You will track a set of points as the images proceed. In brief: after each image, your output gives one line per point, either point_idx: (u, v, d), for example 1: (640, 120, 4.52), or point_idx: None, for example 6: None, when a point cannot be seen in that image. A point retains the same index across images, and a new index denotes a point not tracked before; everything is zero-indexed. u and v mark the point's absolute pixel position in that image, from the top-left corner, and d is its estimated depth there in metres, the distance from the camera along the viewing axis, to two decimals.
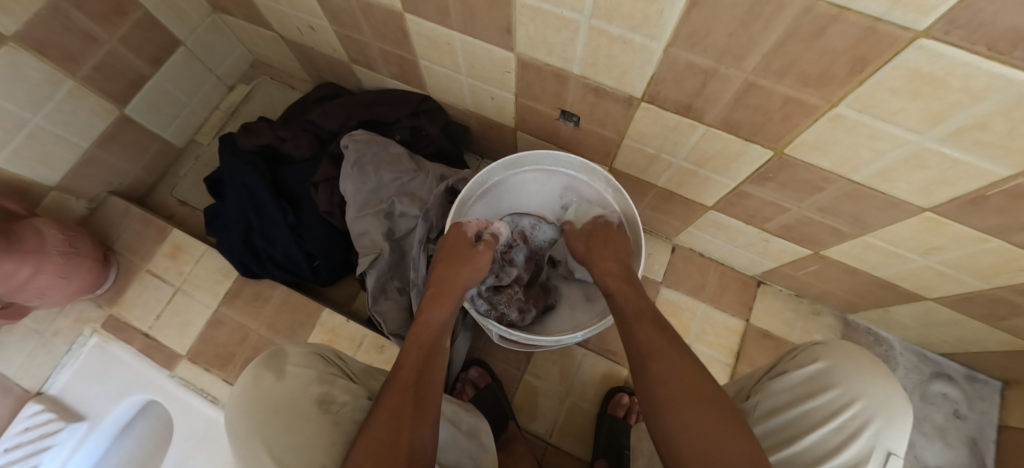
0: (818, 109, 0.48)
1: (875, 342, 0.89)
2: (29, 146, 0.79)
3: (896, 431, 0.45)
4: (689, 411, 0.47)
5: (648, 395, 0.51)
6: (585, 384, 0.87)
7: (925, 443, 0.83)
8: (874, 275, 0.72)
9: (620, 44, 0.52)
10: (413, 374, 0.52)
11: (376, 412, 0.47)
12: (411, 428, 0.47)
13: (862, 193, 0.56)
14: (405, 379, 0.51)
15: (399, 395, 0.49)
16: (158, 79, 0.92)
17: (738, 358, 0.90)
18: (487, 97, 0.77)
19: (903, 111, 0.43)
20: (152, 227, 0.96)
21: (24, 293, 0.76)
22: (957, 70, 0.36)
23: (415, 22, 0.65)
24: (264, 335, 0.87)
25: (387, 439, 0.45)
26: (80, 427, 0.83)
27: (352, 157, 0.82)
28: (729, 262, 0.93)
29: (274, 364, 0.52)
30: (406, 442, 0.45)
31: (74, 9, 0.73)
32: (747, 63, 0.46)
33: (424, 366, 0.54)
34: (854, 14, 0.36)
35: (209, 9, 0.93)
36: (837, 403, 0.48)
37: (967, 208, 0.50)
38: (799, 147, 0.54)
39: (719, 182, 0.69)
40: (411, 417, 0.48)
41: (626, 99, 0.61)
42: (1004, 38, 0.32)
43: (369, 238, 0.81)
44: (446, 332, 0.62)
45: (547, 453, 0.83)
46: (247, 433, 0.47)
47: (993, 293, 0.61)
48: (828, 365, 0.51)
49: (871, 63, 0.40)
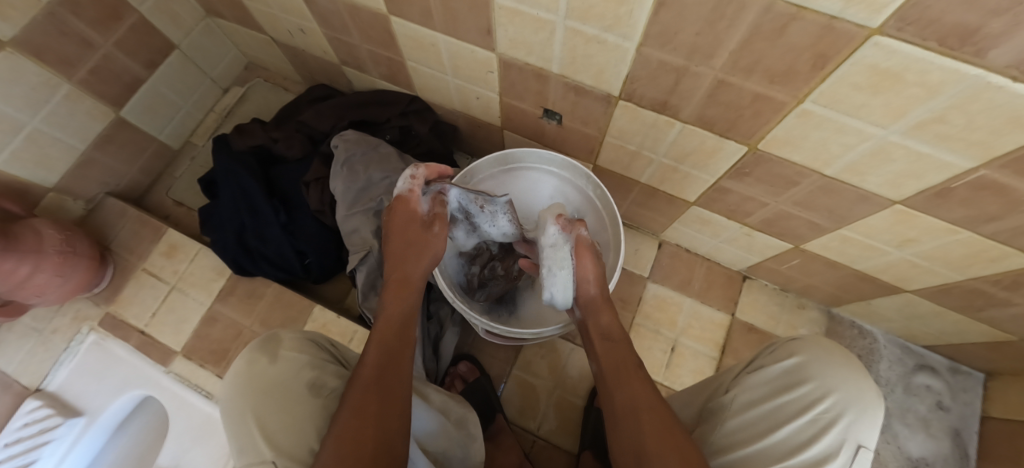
0: (786, 105, 0.49)
1: (860, 335, 0.90)
2: (27, 148, 0.81)
3: (867, 424, 0.47)
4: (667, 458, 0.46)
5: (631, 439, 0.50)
6: (574, 378, 0.88)
7: (908, 434, 0.84)
8: (854, 268, 0.73)
9: (596, 43, 0.53)
10: (377, 372, 0.51)
11: (343, 410, 0.47)
12: (377, 426, 0.46)
13: (834, 187, 0.58)
14: (365, 377, 0.50)
15: (362, 391, 0.49)
16: (153, 82, 0.94)
17: (724, 351, 0.91)
18: (473, 97, 0.79)
19: (866, 106, 0.44)
20: (148, 226, 0.98)
21: (23, 291, 0.78)
22: (912, 65, 0.38)
23: (401, 24, 0.67)
24: (257, 331, 0.89)
25: (353, 435, 0.45)
26: (78, 422, 0.85)
27: (342, 156, 0.84)
28: (715, 258, 0.95)
29: (268, 349, 0.54)
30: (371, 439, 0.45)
31: (70, 15, 0.75)
32: (716, 61, 0.48)
33: (385, 361, 0.53)
34: (812, 12, 0.37)
35: (203, 12, 0.95)
36: (811, 397, 0.49)
37: (934, 200, 0.51)
38: (772, 142, 0.55)
39: (700, 177, 0.70)
40: (374, 416, 0.47)
41: (605, 97, 0.63)
42: (953, 34, 0.34)
43: (358, 235, 0.83)
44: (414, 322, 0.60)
45: (536, 446, 0.84)
46: (241, 413, 0.49)
47: (968, 284, 0.63)
48: (803, 360, 0.52)
49: (831, 59, 0.41)
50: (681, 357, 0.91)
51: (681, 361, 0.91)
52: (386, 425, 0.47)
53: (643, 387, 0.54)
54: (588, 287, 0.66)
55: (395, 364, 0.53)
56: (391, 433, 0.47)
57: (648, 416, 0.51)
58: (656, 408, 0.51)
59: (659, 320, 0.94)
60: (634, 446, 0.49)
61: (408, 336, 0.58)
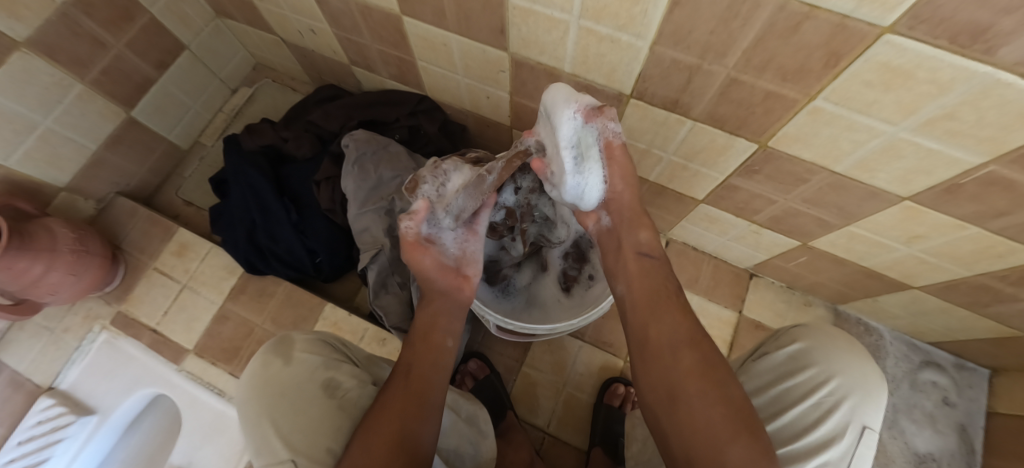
0: (798, 102, 0.50)
1: (866, 331, 0.91)
2: (39, 148, 0.81)
3: (870, 406, 0.47)
4: (703, 401, 0.46)
5: (666, 377, 0.50)
6: (583, 375, 0.89)
7: (914, 430, 0.85)
8: (862, 264, 0.74)
9: (608, 42, 0.54)
10: (404, 371, 0.53)
11: (371, 413, 0.49)
12: (400, 421, 0.48)
13: (844, 184, 0.58)
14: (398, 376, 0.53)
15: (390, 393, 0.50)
16: (163, 82, 0.95)
17: (732, 348, 0.92)
18: (483, 96, 0.80)
19: (877, 103, 0.45)
20: (158, 225, 0.98)
21: (36, 290, 0.79)
22: (923, 63, 0.39)
23: (412, 23, 0.67)
24: (268, 329, 0.90)
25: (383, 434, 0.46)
26: (90, 420, 0.85)
27: (352, 155, 0.84)
28: (722, 256, 0.95)
29: (282, 351, 0.55)
30: (394, 434, 0.47)
31: (83, 15, 0.76)
32: (728, 60, 0.49)
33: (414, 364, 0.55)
34: (825, 11, 0.38)
35: (213, 13, 0.96)
36: (814, 381, 0.50)
37: (944, 196, 0.52)
38: (782, 139, 0.56)
39: (709, 175, 0.71)
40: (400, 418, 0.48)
41: (616, 96, 0.63)
42: (964, 32, 0.34)
43: (370, 233, 0.84)
44: (445, 328, 0.61)
45: (545, 442, 0.85)
46: (256, 415, 0.49)
47: (975, 280, 0.63)
48: (806, 346, 0.53)
49: (844, 57, 0.42)
50: None
51: None
52: (411, 422, 0.48)
53: (678, 315, 0.53)
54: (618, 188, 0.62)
55: (425, 366, 0.55)
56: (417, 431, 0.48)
57: (682, 353, 0.50)
58: (692, 352, 0.49)
59: None
60: (671, 385, 0.49)
61: (439, 342, 0.59)
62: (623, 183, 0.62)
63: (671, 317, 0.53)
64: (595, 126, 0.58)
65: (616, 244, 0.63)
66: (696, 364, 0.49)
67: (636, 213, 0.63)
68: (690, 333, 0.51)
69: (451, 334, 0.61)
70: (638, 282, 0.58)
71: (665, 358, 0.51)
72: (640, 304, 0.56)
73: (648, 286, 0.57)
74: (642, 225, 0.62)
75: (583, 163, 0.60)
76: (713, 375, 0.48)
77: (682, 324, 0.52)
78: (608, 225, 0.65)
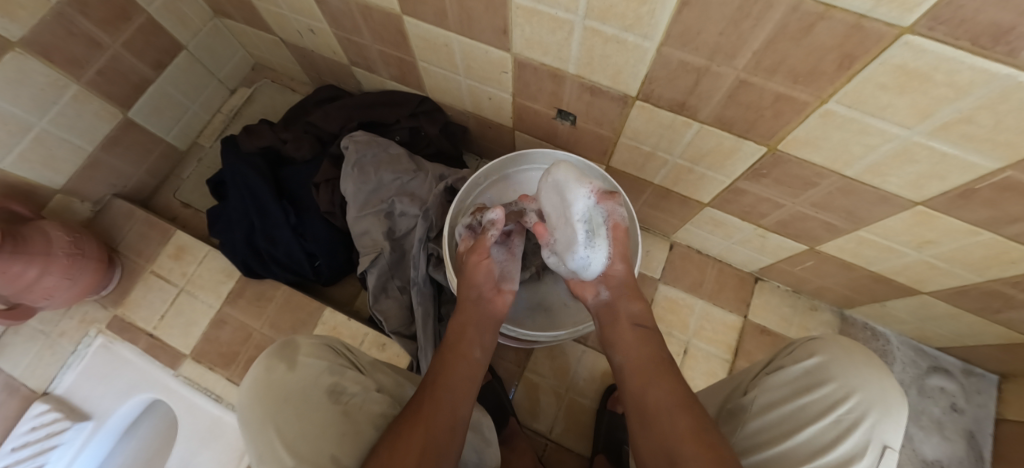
0: (809, 105, 0.49)
1: (873, 336, 0.89)
2: (33, 150, 0.80)
3: (892, 424, 0.46)
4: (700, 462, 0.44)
5: (663, 443, 0.48)
6: (586, 381, 0.88)
7: (923, 437, 0.83)
8: (870, 269, 0.73)
9: (614, 43, 0.53)
10: (431, 380, 0.53)
11: (396, 424, 0.47)
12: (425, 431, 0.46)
13: (854, 188, 0.57)
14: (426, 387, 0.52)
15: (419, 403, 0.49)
16: (161, 83, 0.94)
17: (736, 353, 0.90)
18: (485, 97, 0.78)
19: (891, 106, 0.44)
20: (156, 228, 0.97)
21: (31, 294, 0.77)
22: (941, 65, 0.37)
23: (413, 23, 0.66)
24: (267, 334, 0.89)
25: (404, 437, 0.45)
26: (86, 426, 0.84)
27: (352, 157, 0.83)
28: (727, 259, 0.94)
29: (286, 356, 0.53)
30: (419, 437, 0.45)
31: (78, 14, 0.74)
32: (738, 61, 0.47)
33: (442, 373, 0.54)
34: (839, 11, 0.37)
35: (211, 13, 0.95)
36: (832, 398, 0.48)
37: (957, 201, 0.51)
38: (792, 143, 0.55)
39: (715, 178, 0.70)
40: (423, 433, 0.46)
41: (621, 98, 0.62)
42: (985, 33, 0.33)
43: (369, 237, 0.82)
44: (473, 339, 0.61)
45: (548, 448, 0.84)
46: (259, 421, 0.48)
47: (986, 286, 0.62)
48: (824, 360, 0.52)
49: (858, 59, 0.41)
50: (693, 359, 0.91)
51: (693, 363, 0.90)
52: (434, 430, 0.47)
53: (673, 381, 0.52)
54: (616, 266, 0.67)
55: (450, 376, 0.54)
56: (440, 440, 0.46)
57: (676, 417, 0.48)
58: (686, 414, 0.48)
59: (671, 322, 0.93)
60: (666, 448, 0.47)
61: (467, 353, 0.59)
62: (623, 262, 0.67)
63: (667, 384, 0.52)
64: (603, 207, 0.67)
65: (612, 317, 0.64)
66: (692, 427, 0.47)
67: (630, 288, 0.66)
68: (682, 397, 0.50)
69: (478, 346, 0.61)
70: (633, 351, 0.58)
71: (660, 425, 0.49)
72: (635, 371, 0.56)
73: (643, 354, 0.57)
74: (635, 296, 0.65)
75: (593, 237, 0.67)
76: (707, 439, 0.45)
77: (677, 390, 0.51)
78: (604, 298, 0.67)
